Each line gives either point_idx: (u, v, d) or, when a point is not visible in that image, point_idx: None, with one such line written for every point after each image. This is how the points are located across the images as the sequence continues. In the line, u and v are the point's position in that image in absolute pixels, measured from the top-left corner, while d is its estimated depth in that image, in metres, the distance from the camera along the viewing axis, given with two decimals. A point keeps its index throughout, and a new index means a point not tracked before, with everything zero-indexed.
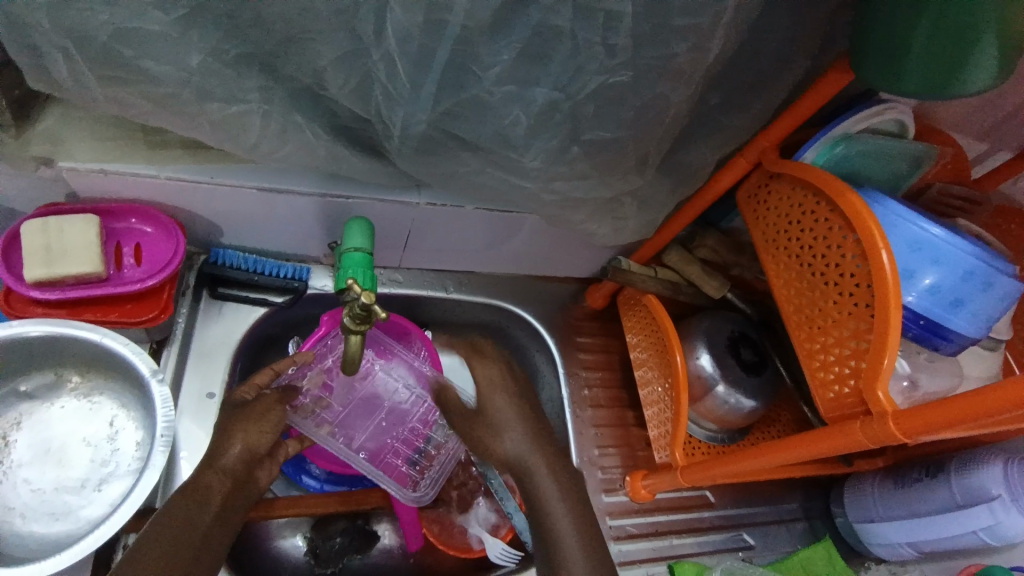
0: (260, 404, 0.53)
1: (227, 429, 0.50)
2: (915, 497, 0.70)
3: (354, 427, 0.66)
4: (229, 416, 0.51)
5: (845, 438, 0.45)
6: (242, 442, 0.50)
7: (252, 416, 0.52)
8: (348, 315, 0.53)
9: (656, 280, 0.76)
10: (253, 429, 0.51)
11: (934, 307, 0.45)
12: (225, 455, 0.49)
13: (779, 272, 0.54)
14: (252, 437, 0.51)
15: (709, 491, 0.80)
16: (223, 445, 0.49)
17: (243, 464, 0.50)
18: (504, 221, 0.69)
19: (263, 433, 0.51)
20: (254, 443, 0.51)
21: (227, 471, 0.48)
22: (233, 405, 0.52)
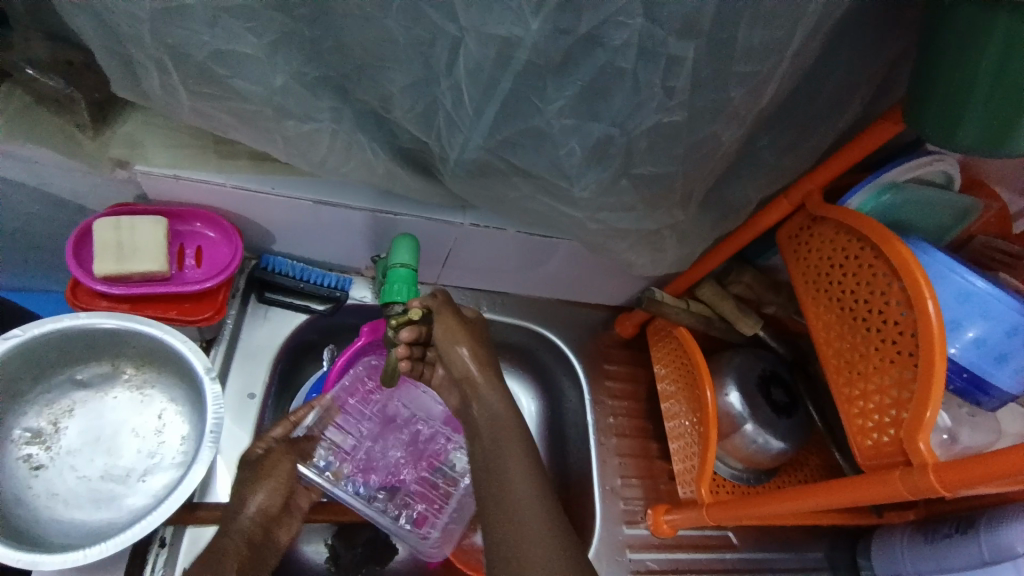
0: (275, 456, 0.57)
1: (243, 493, 0.55)
2: (943, 552, 0.68)
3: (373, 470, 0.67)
4: (245, 475, 0.56)
5: (885, 488, 0.44)
6: (257, 499, 0.55)
7: (264, 473, 0.56)
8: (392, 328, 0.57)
9: (689, 313, 0.76)
10: (266, 489, 0.55)
11: (979, 360, 0.44)
12: (240, 517, 0.54)
13: (819, 314, 0.54)
14: (265, 499, 0.55)
15: (732, 532, 0.79)
16: (241, 503, 0.54)
17: (258, 526, 0.55)
18: (543, 246, 0.70)
19: (274, 491, 0.56)
20: (267, 504, 0.55)
21: (239, 530, 0.54)
22: (253, 459, 0.56)
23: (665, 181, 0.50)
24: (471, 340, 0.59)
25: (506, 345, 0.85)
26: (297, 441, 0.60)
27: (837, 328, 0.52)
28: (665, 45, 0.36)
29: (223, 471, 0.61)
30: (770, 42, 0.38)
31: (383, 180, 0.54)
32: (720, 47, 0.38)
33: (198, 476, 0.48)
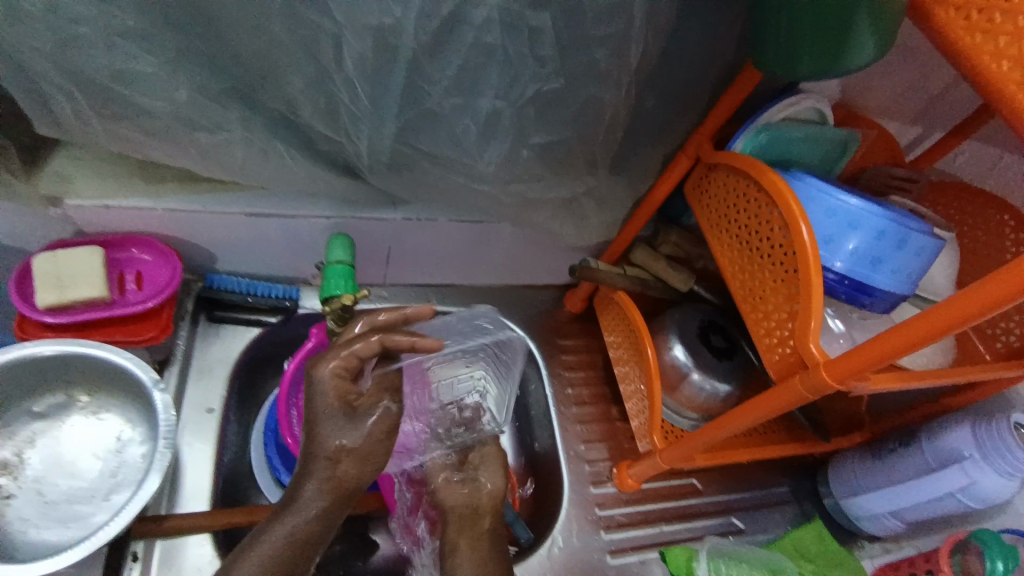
0: (357, 422, 0.48)
1: (324, 432, 0.48)
2: (892, 467, 0.72)
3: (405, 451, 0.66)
4: (338, 412, 0.48)
5: (791, 393, 0.49)
6: (354, 459, 0.48)
7: (360, 440, 0.48)
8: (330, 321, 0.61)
9: (623, 277, 0.80)
10: (354, 455, 0.48)
11: (856, 267, 0.49)
12: (338, 466, 0.48)
13: (726, 251, 0.59)
14: (375, 437, 0.49)
15: (696, 479, 0.82)
16: (335, 463, 0.48)
17: (355, 470, 0.48)
18: (476, 232, 0.74)
19: (365, 460, 0.49)
20: (353, 476, 0.48)
21: (328, 487, 0.48)
22: (338, 407, 0.48)
23: (565, 147, 0.55)
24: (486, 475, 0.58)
25: None
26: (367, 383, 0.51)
27: (740, 262, 0.57)
28: (524, 19, 0.42)
29: (191, 485, 0.62)
30: (617, 6, 0.43)
31: (306, 183, 0.58)
32: (573, 15, 0.43)
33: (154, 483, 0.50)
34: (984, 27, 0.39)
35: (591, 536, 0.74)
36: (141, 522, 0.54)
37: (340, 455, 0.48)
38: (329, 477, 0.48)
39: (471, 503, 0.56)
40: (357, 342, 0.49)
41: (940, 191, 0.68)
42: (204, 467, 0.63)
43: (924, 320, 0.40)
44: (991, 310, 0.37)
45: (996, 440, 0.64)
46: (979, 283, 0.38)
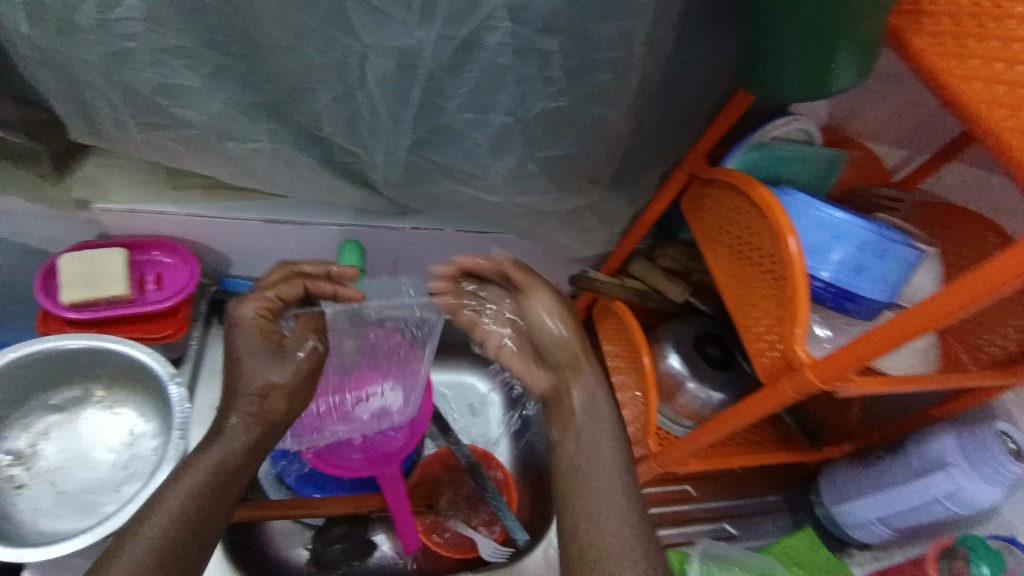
0: (287, 350, 0.55)
1: (247, 368, 0.53)
2: (882, 474, 0.75)
3: None
4: (235, 349, 0.54)
5: (780, 393, 0.52)
6: (290, 378, 0.54)
7: (273, 360, 0.54)
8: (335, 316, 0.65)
9: (623, 288, 0.83)
10: (284, 378, 0.53)
11: (841, 276, 0.52)
12: (266, 394, 0.53)
13: (720, 262, 0.63)
14: (254, 372, 0.52)
15: (689, 487, 0.87)
16: (263, 395, 0.53)
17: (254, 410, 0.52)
18: (481, 242, 0.78)
19: (295, 392, 0.54)
20: (286, 398, 0.54)
21: (251, 423, 0.52)
22: (257, 337, 0.54)
23: (569, 163, 0.59)
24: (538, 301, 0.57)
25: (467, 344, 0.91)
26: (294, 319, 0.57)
27: (733, 271, 0.60)
28: (535, 43, 0.45)
29: None
30: (621, 35, 0.47)
31: (324, 192, 0.61)
32: (581, 41, 0.46)
33: (164, 476, 0.52)
34: (957, 52, 0.42)
35: None
36: None
37: (269, 389, 0.53)
38: (254, 413, 0.52)
39: (558, 383, 0.55)
40: (258, 300, 0.56)
41: (925, 207, 0.70)
42: None
43: (895, 325, 0.44)
44: (956, 314, 0.40)
45: (981, 448, 0.66)
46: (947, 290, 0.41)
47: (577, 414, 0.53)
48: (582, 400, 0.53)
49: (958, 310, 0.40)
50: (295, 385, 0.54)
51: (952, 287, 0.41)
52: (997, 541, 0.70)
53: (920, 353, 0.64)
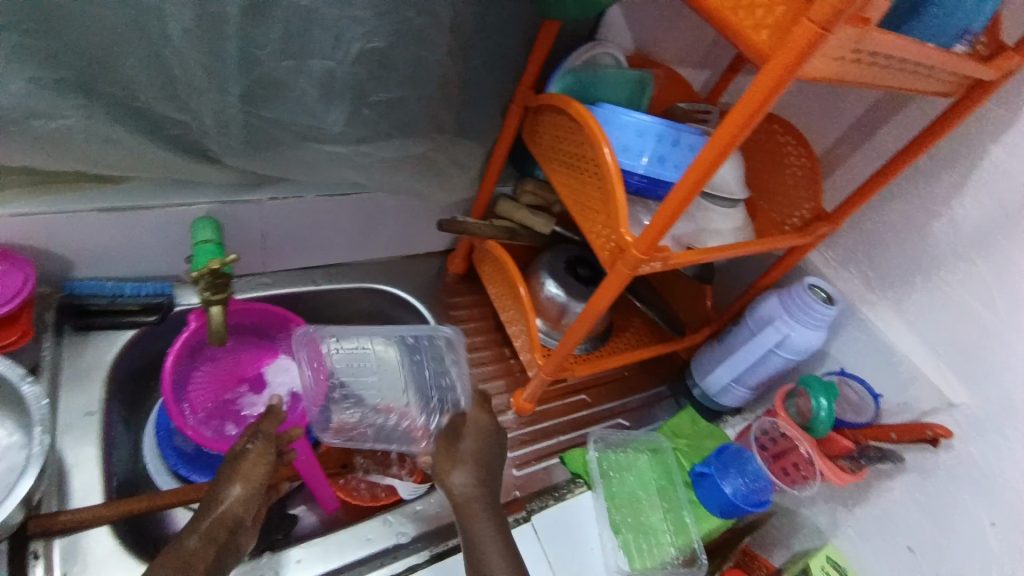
0: (245, 459, 0.57)
1: (241, 471, 0.56)
2: (732, 343, 0.88)
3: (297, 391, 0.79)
4: (228, 460, 0.57)
5: (617, 275, 0.60)
6: (243, 484, 0.56)
7: (230, 475, 0.56)
8: (202, 289, 0.63)
9: (492, 227, 0.88)
10: (240, 486, 0.56)
11: (650, 167, 0.61)
12: (225, 499, 0.55)
13: (559, 179, 0.70)
14: (244, 476, 0.56)
15: (585, 395, 0.93)
16: (217, 504, 0.54)
17: (233, 511, 0.55)
18: (345, 205, 0.80)
19: (250, 496, 0.56)
20: (243, 500, 0.55)
21: (211, 533, 0.53)
22: (228, 458, 0.58)
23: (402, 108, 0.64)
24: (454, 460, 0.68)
25: (362, 313, 0.93)
26: (259, 430, 0.59)
27: (569, 183, 0.68)
28: None
29: (82, 485, 0.62)
30: None
31: (163, 173, 0.60)
32: None
33: (33, 473, 0.50)
34: None
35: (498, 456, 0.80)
36: (35, 519, 0.55)
37: (237, 498, 0.55)
38: (239, 499, 0.55)
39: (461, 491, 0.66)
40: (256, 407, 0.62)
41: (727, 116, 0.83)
42: (94, 469, 0.63)
43: (678, 190, 0.52)
44: (715, 170, 0.49)
45: (797, 300, 0.79)
46: (706, 146, 0.49)
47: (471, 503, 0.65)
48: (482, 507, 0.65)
49: (718, 158, 0.48)
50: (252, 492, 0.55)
51: (709, 142, 0.49)
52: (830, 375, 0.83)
53: (736, 234, 0.78)
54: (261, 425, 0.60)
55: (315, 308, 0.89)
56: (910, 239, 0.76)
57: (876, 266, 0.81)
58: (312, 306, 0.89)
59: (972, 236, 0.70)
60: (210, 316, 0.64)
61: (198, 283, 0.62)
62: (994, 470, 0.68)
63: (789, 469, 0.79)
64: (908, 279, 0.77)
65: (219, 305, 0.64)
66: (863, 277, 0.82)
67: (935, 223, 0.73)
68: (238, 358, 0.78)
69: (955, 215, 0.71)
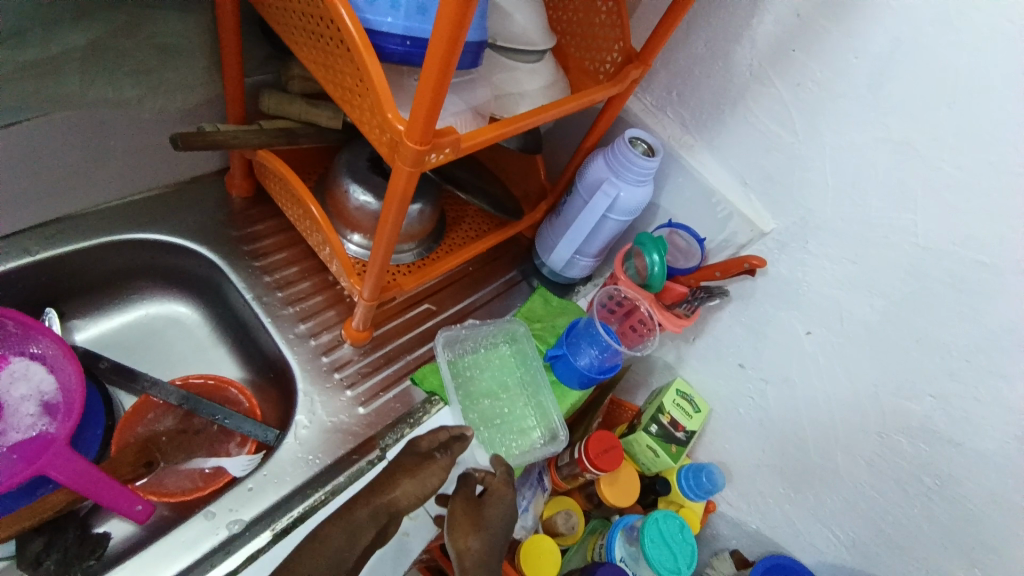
0: (430, 463, 0.60)
1: (417, 476, 0.58)
2: (568, 213, 0.83)
3: (43, 396, 0.60)
4: (403, 463, 0.60)
5: (401, 173, 0.48)
6: (411, 486, 0.58)
7: (411, 470, 0.59)
8: None
9: (262, 132, 0.68)
10: (412, 485, 0.58)
11: (408, 23, 0.47)
12: (396, 489, 0.57)
13: (308, 56, 0.53)
14: (409, 488, 0.58)
15: (429, 303, 0.85)
16: (390, 488, 0.57)
17: (402, 508, 0.57)
18: (11, 139, 0.59)
19: (416, 498, 0.58)
20: (409, 496, 0.58)
21: (378, 511, 0.56)
22: (415, 454, 0.61)
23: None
24: (477, 525, 0.59)
25: (131, 270, 0.74)
26: (449, 445, 0.62)
27: (318, 59, 0.51)
28: None
29: None
30: None
31: None
32: None
33: None
34: None
35: (336, 399, 0.72)
36: None
37: (397, 499, 0.57)
38: (404, 503, 0.57)
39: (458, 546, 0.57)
40: (444, 428, 0.65)
41: None
42: None
43: (438, 40, 0.39)
44: (465, 21, 0.38)
45: (620, 157, 0.74)
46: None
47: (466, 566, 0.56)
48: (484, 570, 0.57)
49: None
50: (418, 490, 0.58)
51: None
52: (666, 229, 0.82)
53: (547, 93, 0.68)
54: (451, 443, 0.63)
55: (55, 284, 0.69)
56: (716, 69, 0.73)
57: (688, 106, 0.78)
58: (50, 282, 0.68)
59: (769, 54, 0.67)
60: None
61: None
62: (801, 284, 0.72)
63: (636, 326, 0.80)
64: (720, 114, 0.75)
65: None
66: (679, 119, 0.79)
67: (739, 48, 0.70)
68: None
69: (753, 34, 0.68)
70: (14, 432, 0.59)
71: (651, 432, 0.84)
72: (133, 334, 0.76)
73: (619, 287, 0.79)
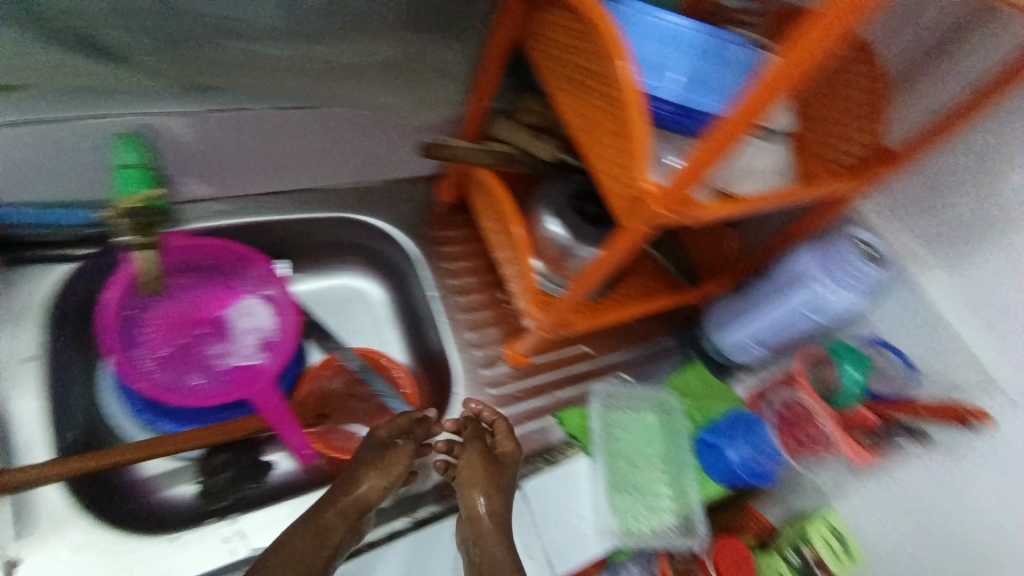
0: (395, 452, 0.62)
1: (389, 459, 0.61)
2: (754, 297, 0.77)
3: (262, 331, 0.71)
4: (371, 455, 0.62)
5: (633, 229, 0.49)
6: (377, 472, 0.60)
7: (378, 463, 0.61)
8: (132, 227, 0.60)
9: (486, 151, 0.75)
10: (378, 477, 0.59)
11: (681, 91, 0.47)
12: (360, 483, 0.58)
13: (566, 100, 0.56)
14: (377, 479, 0.59)
15: (587, 345, 0.86)
16: (354, 486, 0.58)
17: (374, 491, 0.59)
18: (296, 120, 0.71)
19: (384, 484, 0.60)
20: (378, 488, 0.59)
21: (345, 510, 0.57)
22: (377, 447, 0.63)
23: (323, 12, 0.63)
24: (485, 484, 0.61)
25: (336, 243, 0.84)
26: (411, 432, 0.65)
27: (576, 107, 0.54)
28: None
29: (27, 439, 0.60)
30: None
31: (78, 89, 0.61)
32: None
33: None
34: None
35: None
36: None
37: (370, 489, 0.58)
38: (381, 476, 0.60)
39: (471, 503, 0.60)
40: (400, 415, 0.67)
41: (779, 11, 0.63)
42: (39, 419, 0.61)
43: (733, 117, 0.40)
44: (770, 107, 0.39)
45: (837, 256, 0.68)
46: (776, 70, 0.38)
47: (483, 528, 0.58)
48: (500, 530, 0.58)
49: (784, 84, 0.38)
50: (390, 469, 0.60)
51: (783, 62, 0.37)
52: (868, 344, 0.72)
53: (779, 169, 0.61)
54: (412, 429, 0.66)
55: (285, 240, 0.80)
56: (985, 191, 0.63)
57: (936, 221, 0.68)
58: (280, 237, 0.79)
59: None
60: (142, 259, 0.63)
61: (122, 223, 0.59)
62: None
63: (802, 438, 0.72)
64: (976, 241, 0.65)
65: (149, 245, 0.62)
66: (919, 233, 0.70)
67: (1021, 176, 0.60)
68: (194, 298, 0.71)
69: None
70: (236, 355, 0.70)
71: (790, 561, 0.72)
72: (323, 296, 0.83)
73: (797, 392, 0.72)
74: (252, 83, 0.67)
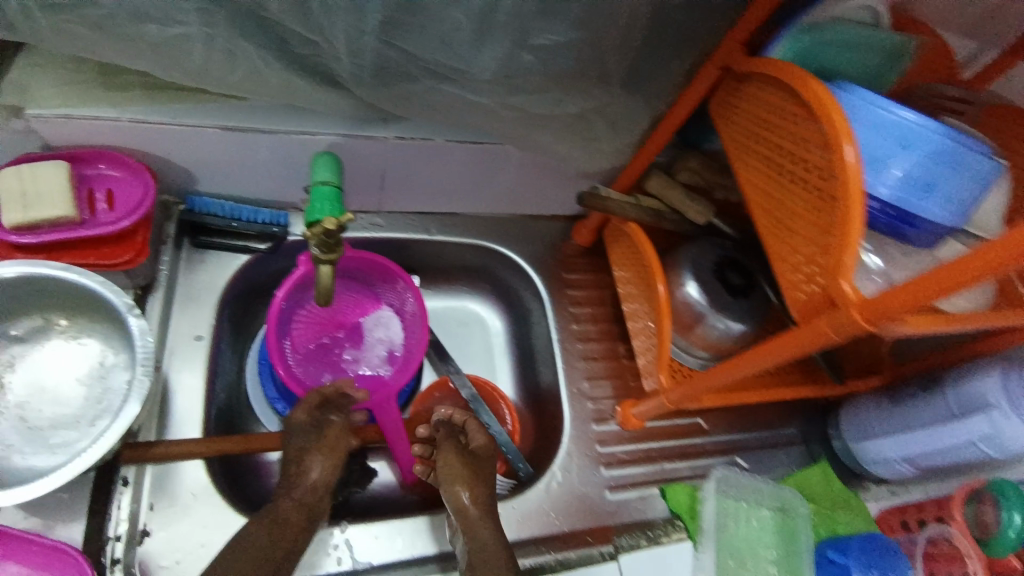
0: (332, 434, 0.61)
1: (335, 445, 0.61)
2: (912, 411, 0.68)
3: (393, 345, 0.74)
4: (303, 441, 0.60)
5: (816, 333, 0.45)
6: (325, 456, 0.60)
7: (321, 448, 0.60)
8: (316, 246, 0.57)
9: (637, 207, 0.74)
10: (328, 462, 0.60)
11: (904, 195, 0.44)
12: (310, 471, 0.58)
13: (758, 178, 0.54)
14: (325, 463, 0.59)
15: (702, 419, 0.81)
16: (304, 476, 0.58)
17: (323, 475, 0.59)
18: (469, 152, 0.71)
19: (331, 468, 0.60)
20: (328, 472, 0.59)
21: (304, 500, 0.57)
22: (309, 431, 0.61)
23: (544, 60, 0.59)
24: (468, 480, 0.61)
25: (467, 267, 0.85)
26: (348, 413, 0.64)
27: (772, 188, 0.52)
28: None
29: (182, 409, 0.66)
30: None
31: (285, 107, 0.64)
32: None
33: (134, 407, 0.52)
34: None
35: (590, 471, 0.73)
36: (131, 449, 0.58)
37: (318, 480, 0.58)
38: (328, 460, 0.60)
39: (454, 497, 0.60)
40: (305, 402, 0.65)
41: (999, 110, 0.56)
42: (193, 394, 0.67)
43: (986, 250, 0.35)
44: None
45: None
46: None
47: (471, 523, 0.59)
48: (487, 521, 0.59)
49: None
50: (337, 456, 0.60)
51: None
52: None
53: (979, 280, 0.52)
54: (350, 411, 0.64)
55: (423, 255, 0.83)
56: None
57: None
58: (420, 252, 0.83)
59: None
60: (319, 274, 0.59)
61: (311, 241, 0.57)
62: None
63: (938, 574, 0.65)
64: None
65: (328, 263, 0.59)
66: None
67: None
68: (339, 301, 0.75)
69: None
70: (366, 363, 0.73)
71: None
72: (451, 315, 0.86)
73: (948, 525, 0.64)
74: (443, 118, 0.66)
